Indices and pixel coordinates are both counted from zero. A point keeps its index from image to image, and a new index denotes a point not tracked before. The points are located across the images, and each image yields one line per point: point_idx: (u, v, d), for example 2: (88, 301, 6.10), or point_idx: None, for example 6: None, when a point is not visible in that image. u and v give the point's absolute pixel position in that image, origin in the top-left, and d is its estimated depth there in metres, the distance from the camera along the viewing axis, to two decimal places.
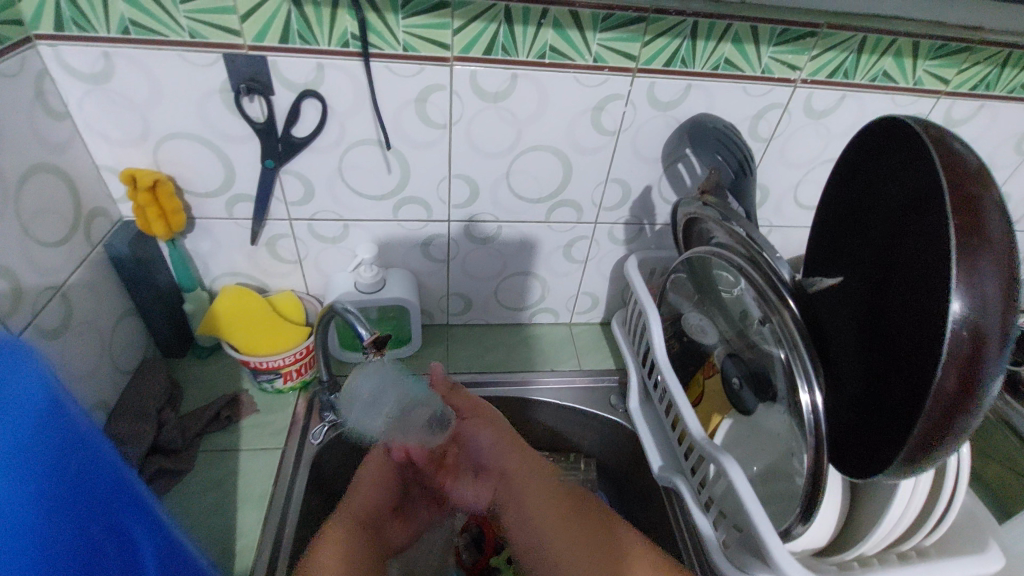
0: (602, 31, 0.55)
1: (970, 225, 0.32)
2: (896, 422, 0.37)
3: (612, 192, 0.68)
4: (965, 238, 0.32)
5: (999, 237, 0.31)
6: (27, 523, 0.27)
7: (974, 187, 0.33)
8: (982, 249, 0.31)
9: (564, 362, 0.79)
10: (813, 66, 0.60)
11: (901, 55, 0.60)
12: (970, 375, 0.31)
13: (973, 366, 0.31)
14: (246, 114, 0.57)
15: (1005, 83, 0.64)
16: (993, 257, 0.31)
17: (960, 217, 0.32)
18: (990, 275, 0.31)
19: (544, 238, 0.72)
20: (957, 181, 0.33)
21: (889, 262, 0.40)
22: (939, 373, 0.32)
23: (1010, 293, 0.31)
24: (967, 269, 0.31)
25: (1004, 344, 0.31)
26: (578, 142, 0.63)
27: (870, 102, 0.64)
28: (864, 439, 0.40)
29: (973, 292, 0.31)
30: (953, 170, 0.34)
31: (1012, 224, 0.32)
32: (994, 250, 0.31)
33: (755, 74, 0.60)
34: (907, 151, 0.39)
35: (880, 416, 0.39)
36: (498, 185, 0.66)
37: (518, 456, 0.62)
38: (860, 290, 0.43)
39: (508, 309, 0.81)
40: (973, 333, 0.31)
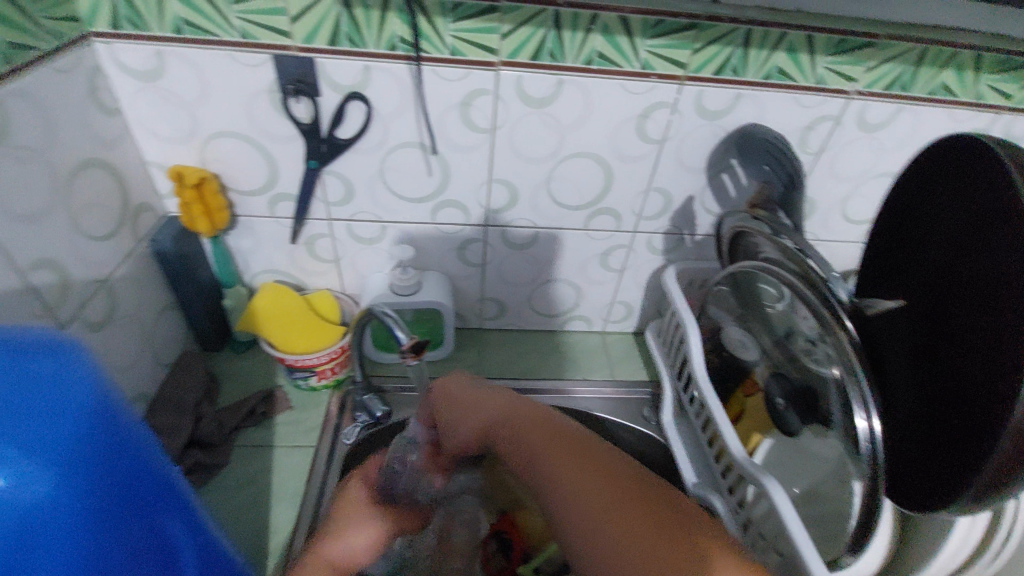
0: (652, 38, 0.54)
1: None
2: (964, 454, 0.35)
3: (653, 202, 0.67)
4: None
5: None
6: (71, 529, 0.27)
7: None
8: None
9: (596, 371, 0.78)
10: (869, 78, 0.58)
11: (963, 68, 0.58)
12: None
13: None
14: (292, 115, 0.57)
15: None
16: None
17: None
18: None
19: (582, 246, 0.71)
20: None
21: (953, 288, 0.39)
22: None
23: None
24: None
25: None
26: (622, 150, 0.62)
27: (927, 115, 0.61)
28: (926, 470, 0.39)
29: None
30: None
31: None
32: None
33: (809, 85, 0.58)
34: (976, 177, 0.38)
35: (945, 448, 0.37)
36: (537, 191, 0.66)
37: (518, 426, 0.57)
38: (921, 315, 0.42)
39: (541, 316, 0.80)
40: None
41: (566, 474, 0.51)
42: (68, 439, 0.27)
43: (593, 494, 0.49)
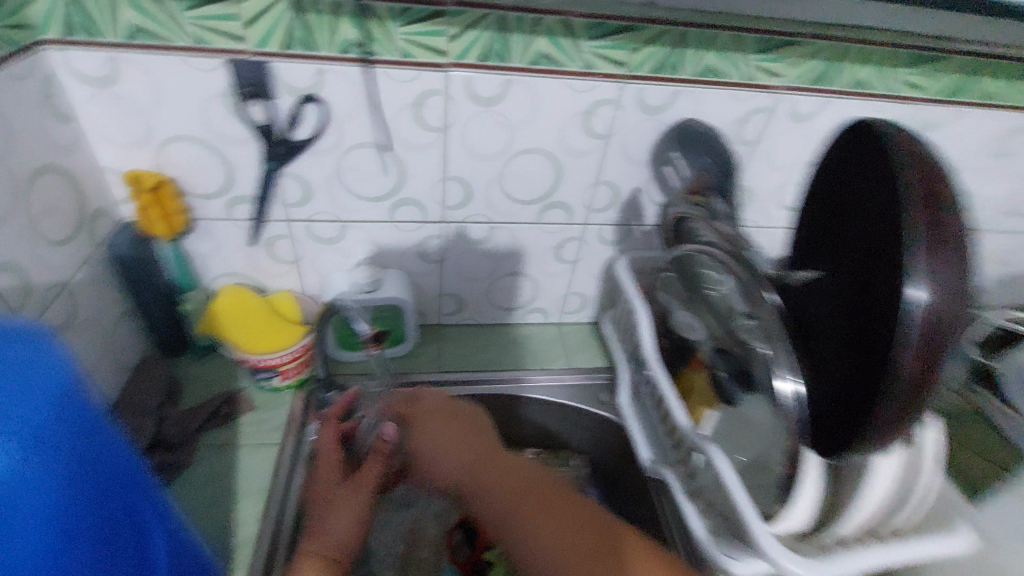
0: (591, 40, 0.58)
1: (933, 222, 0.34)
2: (860, 404, 0.39)
3: (602, 195, 0.71)
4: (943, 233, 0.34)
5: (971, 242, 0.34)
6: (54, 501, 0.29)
7: (936, 185, 0.35)
8: (943, 239, 0.33)
9: (555, 360, 0.80)
10: (794, 73, 0.63)
11: (875, 63, 0.63)
12: (929, 359, 0.34)
13: (932, 350, 0.34)
14: (248, 118, 0.58)
15: (973, 91, 0.67)
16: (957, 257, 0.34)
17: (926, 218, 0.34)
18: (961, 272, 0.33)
19: (537, 239, 0.74)
20: (923, 181, 0.36)
21: (858, 254, 0.43)
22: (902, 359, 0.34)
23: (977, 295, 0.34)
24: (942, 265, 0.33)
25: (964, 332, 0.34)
26: (569, 146, 0.66)
27: (846, 108, 0.66)
28: (833, 422, 0.43)
29: (936, 282, 0.33)
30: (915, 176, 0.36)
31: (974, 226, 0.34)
32: (953, 243, 0.33)
33: (738, 81, 0.63)
34: (861, 158, 0.42)
35: (847, 402, 0.41)
36: (491, 188, 0.68)
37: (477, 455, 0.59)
38: (835, 282, 0.45)
39: (502, 309, 0.83)
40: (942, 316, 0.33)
41: (526, 509, 0.54)
42: (41, 420, 0.28)
43: (534, 524, 0.53)
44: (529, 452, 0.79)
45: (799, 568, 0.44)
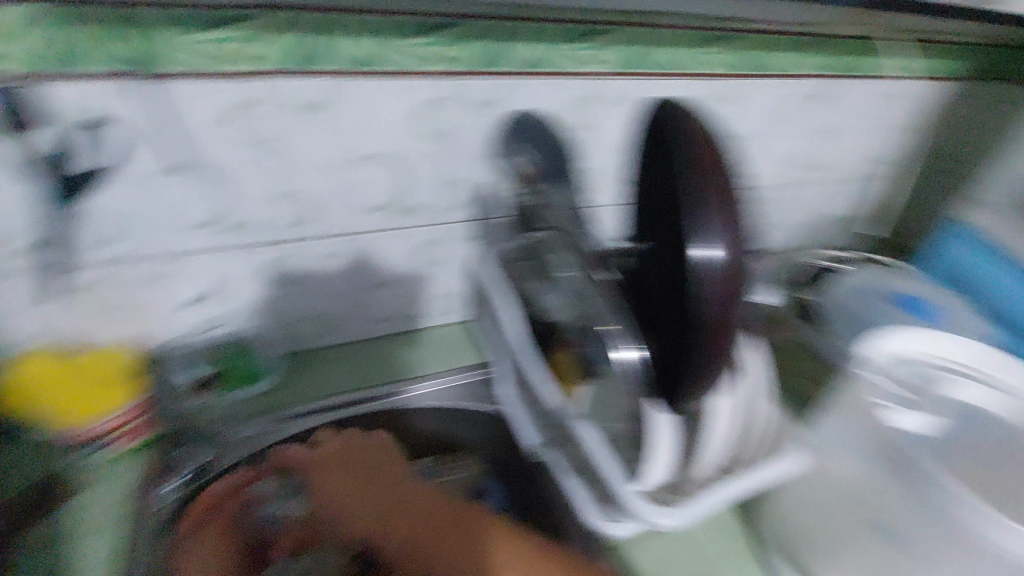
0: (401, 38, 0.56)
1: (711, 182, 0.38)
2: (683, 356, 0.43)
3: (451, 193, 0.70)
4: (712, 191, 0.38)
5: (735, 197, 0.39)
6: None
7: (710, 153, 0.40)
8: (722, 196, 0.38)
9: (436, 365, 0.80)
10: (607, 60, 0.66)
11: (676, 45, 0.68)
12: (727, 301, 0.38)
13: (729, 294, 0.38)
14: (10, 152, 0.49)
15: (763, 65, 0.75)
16: (727, 215, 0.38)
17: (698, 180, 0.39)
18: (730, 223, 0.38)
19: (392, 246, 0.72)
20: (690, 147, 0.40)
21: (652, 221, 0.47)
22: (708, 306, 0.38)
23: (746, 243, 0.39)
24: (714, 220, 0.38)
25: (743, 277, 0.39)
26: (405, 147, 0.64)
27: (661, 88, 0.71)
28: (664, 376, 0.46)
29: (722, 234, 0.38)
30: (683, 144, 0.40)
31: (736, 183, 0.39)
32: (727, 198, 0.38)
33: (558, 70, 0.65)
34: (642, 134, 0.46)
35: (671, 356, 0.44)
36: (331, 200, 0.64)
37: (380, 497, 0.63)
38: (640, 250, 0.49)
39: (371, 323, 0.79)
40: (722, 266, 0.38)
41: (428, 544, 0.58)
42: None
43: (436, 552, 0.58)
44: (422, 462, 0.77)
45: (661, 516, 0.47)
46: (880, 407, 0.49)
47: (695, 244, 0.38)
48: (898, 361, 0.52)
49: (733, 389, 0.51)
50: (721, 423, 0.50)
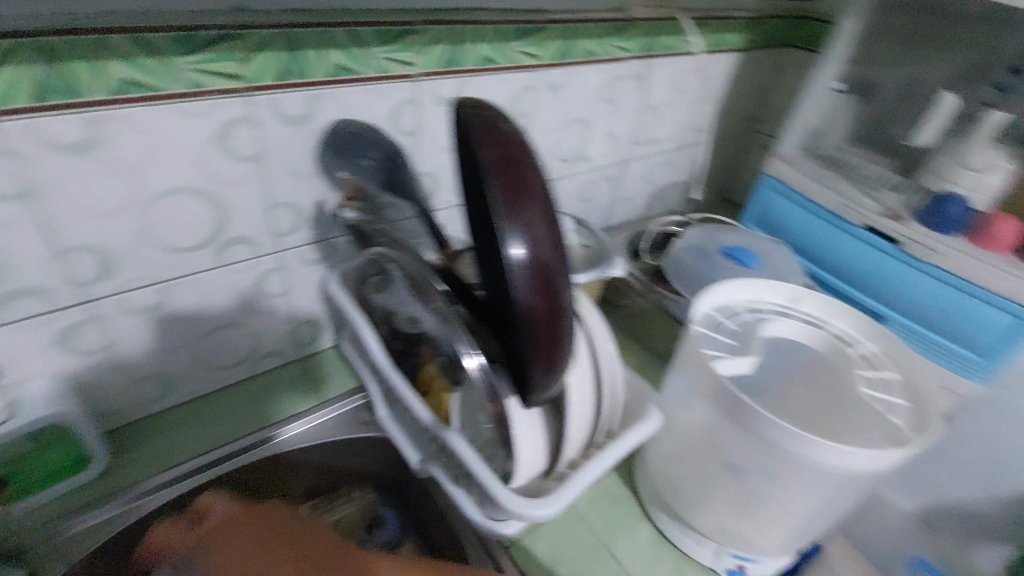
0: (189, 57, 0.50)
1: (508, 181, 0.37)
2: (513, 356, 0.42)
3: (283, 218, 0.64)
4: (515, 187, 0.37)
5: (538, 189, 0.38)
6: None
7: (509, 150, 0.38)
8: (522, 195, 0.37)
9: (304, 401, 0.74)
10: (426, 61, 0.65)
11: (493, 41, 0.69)
12: (539, 301, 0.38)
13: (539, 293, 0.37)
14: None
15: (577, 52, 0.79)
16: (528, 213, 0.37)
17: (499, 178, 0.37)
18: (537, 218, 0.37)
19: (229, 285, 0.64)
20: (487, 143, 0.38)
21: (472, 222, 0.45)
22: (520, 309, 0.37)
23: (557, 234, 0.39)
24: (520, 218, 0.36)
25: (562, 269, 0.39)
26: (217, 175, 0.57)
27: (484, 83, 0.72)
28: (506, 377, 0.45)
29: (524, 233, 0.36)
30: (479, 141, 0.38)
31: (538, 173, 0.38)
32: (526, 196, 0.37)
33: (376, 75, 0.62)
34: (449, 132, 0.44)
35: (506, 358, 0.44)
36: (136, 246, 0.55)
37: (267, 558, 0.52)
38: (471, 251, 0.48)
39: (221, 371, 0.71)
40: (538, 263, 0.37)
41: None
42: None
43: None
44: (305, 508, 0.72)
45: (541, 507, 0.47)
46: (711, 357, 0.53)
47: (497, 248, 0.36)
48: (713, 315, 0.59)
49: (584, 369, 0.52)
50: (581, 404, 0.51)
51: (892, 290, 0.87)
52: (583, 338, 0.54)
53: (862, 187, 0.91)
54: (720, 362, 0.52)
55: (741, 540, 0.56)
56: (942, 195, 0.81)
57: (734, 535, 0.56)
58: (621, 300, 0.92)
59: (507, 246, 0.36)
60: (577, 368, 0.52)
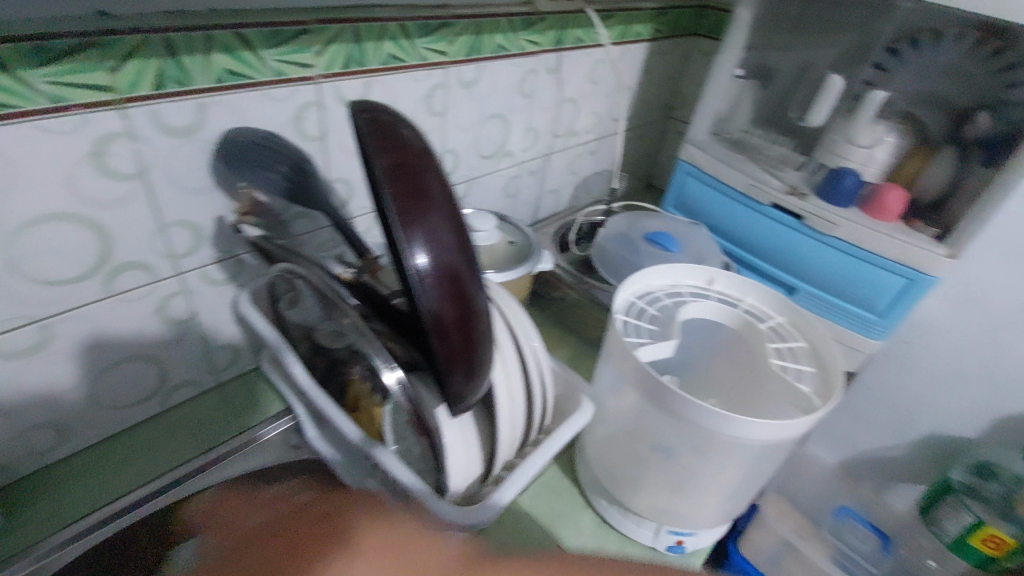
0: (44, 67, 0.44)
1: (406, 189, 0.35)
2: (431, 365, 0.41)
3: (180, 237, 0.59)
4: (415, 194, 0.36)
5: (438, 195, 0.37)
6: None
7: (406, 157, 0.37)
8: (420, 203, 0.36)
9: (225, 430, 0.69)
10: (324, 61, 0.62)
11: (397, 38, 0.67)
12: (449, 308, 0.37)
13: (448, 300, 0.36)
14: None
15: (487, 46, 0.78)
16: (430, 220, 0.36)
17: (396, 185, 0.35)
18: (440, 224, 0.36)
19: (125, 314, 0.59)
20: (382, 148, 0.36)
21: None
22: (431, 317, 0.36)
23: (462, 239, 0.38)
24: (422, 226, 0.35)
25: (470, 274, 0.38)
26: (95, 196, 0.51)
27: (391, 82, 0.70)
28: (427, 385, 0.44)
29: (426, 241, 0.35)
30: (373, 147, 0.36)
31: (438, 178, 0.37)
32: (425, 203, 0.36)
33: (270, 79, 0.58)
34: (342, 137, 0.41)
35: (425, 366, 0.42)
36: (3, 281, 0.49)
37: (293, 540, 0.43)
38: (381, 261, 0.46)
39: (127, 408, 0.65)
40: (444, 269, 0.36)
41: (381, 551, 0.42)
42: None
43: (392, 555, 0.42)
44: None
45: (483, 513, 0.46)
46: (634, 345, 0.54)
47: (399, 258, 0.35)
48: (634, 303, 0.61)
49: (512, 369, 0.52)
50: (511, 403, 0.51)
51: (800, 263, 0.93)
52: (508, 338, 0.54)
53: (767, 167, 0.97)
54: (642, 349, 0.53)
55: (676, 516, 0.58)
56: (838, 169, 0.87)
57: (670, 513, 0.58)
58: (553, 293, 0.93)
59: (410, 255, 0.35)
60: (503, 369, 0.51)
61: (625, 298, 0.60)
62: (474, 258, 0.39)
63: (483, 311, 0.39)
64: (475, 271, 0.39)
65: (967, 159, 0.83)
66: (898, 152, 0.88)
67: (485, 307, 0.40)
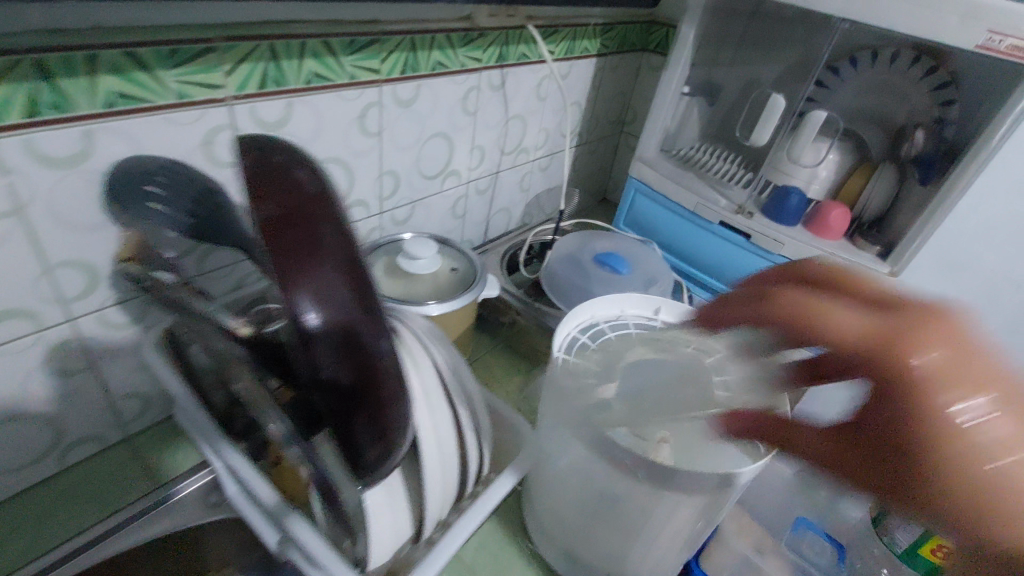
0: None
1: (296, 243, 0.31)
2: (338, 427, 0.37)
3: (70, 278, 0.53)
4: (304, 248, 0.32)
5: (335, 247, 0.33)
6: None
7: (300, 206, 0.32)
8: (313, 258, 0.32)
9: (134, 488, 0.63)
10: (237, 81, 0.56)
11: (321, 55, 0.61)
12: (350, 371, 0.34)
13: (348, 364, 0.33)
14: None
15: (424, 63, 0.74)
16: (325, 277, 0.32)
17: (277, 239, 0.31)
18: (334, 280, 0.33)
19: (6, 367, 0.52)
20: (267, 195, 0.32)
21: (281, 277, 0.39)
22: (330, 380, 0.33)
23: (362, 294, 0.34)
24: (315, 284, 0.32)
25: (371, 333, 0.34)
26: None
27: (318, 103, 0.64)
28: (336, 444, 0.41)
29: (318, 301, 0.32)
30: (258, 193, 0.32)
31: (339, 227, 0.33)
32: (319, 258, 0.32)
33: (171, 102, 0.52)
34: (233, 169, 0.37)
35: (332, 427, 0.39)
36: None
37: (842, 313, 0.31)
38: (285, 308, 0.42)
39: (15, 469, 0.58)
40: (340, 331, 0.33)
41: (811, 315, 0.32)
42: None
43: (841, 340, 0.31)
44: None
45: None
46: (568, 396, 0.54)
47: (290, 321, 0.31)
48: (576, 338, 0.62)
49: (441, 419, 0.49)
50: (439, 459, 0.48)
51: None
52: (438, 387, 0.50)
53: (716, 185, 0.96)
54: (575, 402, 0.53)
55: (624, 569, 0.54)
56: (783, 188, 0.87)
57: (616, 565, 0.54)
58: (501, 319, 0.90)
59: (301, 317, 0.31)
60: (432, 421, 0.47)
61: (563, 336, 0.60)
62: (379, 315, 0.34)
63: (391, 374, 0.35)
64: (378, 329, 0.34)
65: (905, 178, 0.84)
66: (840, 170, 0.88)
67: (393, 368, 0.35)
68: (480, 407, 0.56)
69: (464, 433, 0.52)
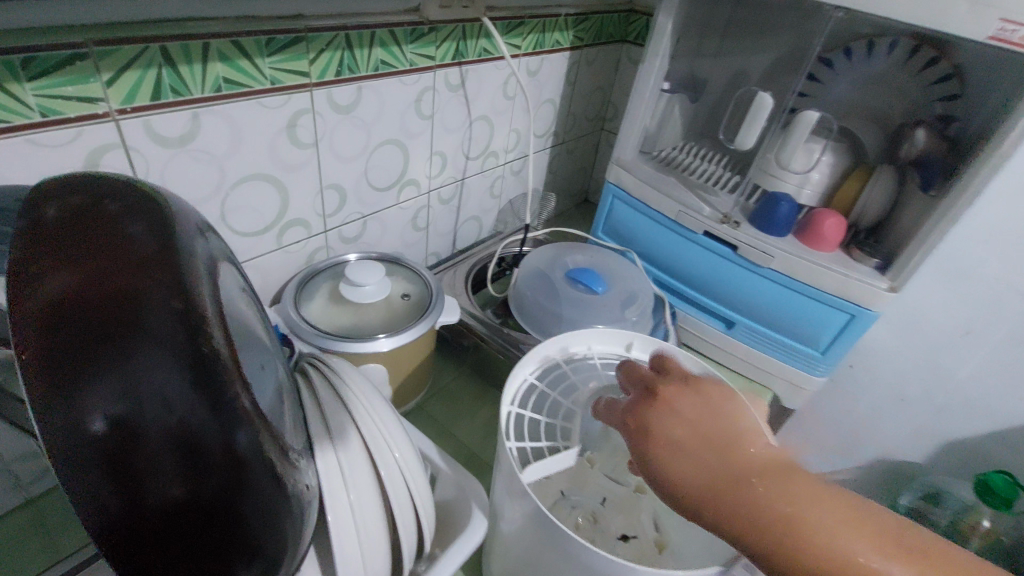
0: None
1: (109, 317, 0.25)
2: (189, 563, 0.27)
3: None
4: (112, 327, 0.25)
5: (159, 324, 0.25)
6: None
7: (130, 274, 0.26)
8: (131, 333, 0.25)
9: (30, 565, 0.54)
10: (122, 92, 0.47)
11: (231, 58, 0.52)
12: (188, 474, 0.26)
13: (183, 463, 0.26)
14: None
15: (364, 63, 0.65)
16: (144, 360, 0.25)
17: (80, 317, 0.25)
18: (157, 364, 0.25)
19: None
20: (71, 261, 0.26)
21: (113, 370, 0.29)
22: (158, 488, 0.25)
23: (199, 379, 0.26)
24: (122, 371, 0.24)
25: (213, 427, 0.26)
26: None
27: (233, 113, 0.55)
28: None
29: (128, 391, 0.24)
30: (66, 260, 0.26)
31: (169, 300, 0.26)
32: (139, 335, 0.25)
33: (37, 120, 0.44)
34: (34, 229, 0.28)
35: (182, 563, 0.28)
36: None
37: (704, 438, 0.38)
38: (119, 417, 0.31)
39: None
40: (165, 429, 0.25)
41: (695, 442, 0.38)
42: None
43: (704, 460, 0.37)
44: None
45: None
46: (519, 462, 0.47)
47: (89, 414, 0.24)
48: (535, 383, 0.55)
49: (363, 494, 0.42)
50: (361, 544, 0.41)
51: (736, 295, 0.84)
52: (360, 456, 0.43)
53: (700, 190, 0.88)
54: (527, 470, 0.46)
55: None
56: (772, 195, 0.78)
57: None
58: (464, 340, 0.82)
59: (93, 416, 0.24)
60: (343, 502, 0.40)
61: (516, 385, 0.52)
62: (231, 402, 0.27)
63: (253, 472, 0.28)
64: (229, 419, 0.27)
65: (905, 182, 0.76)
66: (836, 173, 0.80)
67: (252, 462, 0.28)
68: (420, 470, 0.48)
69: (395, 506, 0.44)
